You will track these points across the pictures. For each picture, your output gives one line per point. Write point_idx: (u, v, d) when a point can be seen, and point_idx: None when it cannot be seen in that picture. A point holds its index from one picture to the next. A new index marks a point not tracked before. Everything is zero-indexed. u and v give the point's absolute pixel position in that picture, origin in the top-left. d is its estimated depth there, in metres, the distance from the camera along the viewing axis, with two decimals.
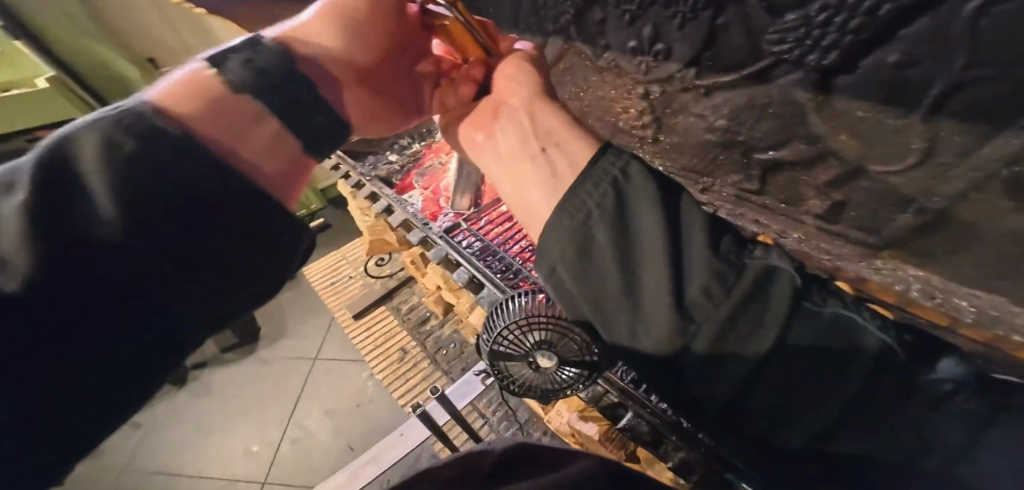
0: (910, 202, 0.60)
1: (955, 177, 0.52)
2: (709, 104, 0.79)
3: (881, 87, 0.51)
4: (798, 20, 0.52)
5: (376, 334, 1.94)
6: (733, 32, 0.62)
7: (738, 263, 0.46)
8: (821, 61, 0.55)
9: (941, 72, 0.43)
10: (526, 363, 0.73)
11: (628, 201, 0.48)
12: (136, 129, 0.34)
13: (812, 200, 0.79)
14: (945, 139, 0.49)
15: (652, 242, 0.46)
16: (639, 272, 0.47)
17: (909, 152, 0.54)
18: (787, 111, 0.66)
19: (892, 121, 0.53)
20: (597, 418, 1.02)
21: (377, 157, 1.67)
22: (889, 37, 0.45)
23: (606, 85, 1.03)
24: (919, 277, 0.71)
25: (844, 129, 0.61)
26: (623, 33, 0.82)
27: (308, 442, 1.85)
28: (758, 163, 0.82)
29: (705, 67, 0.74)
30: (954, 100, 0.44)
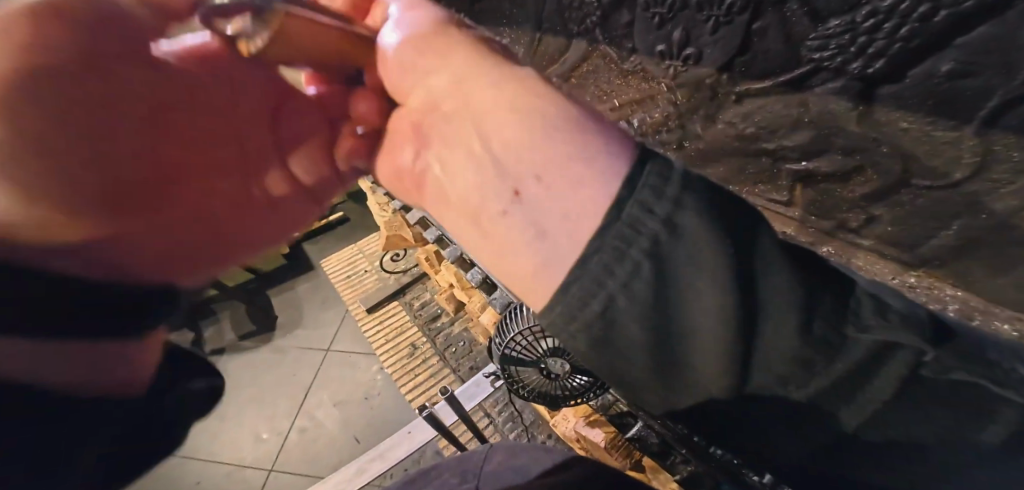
0: (954, 218, 0.64)
1: (1005, 195, 0.56)
2: (740, 112, 0.84)
3: (927, 100, 0.57)
4: (841, 29, 0.59)
5: (387, 328, 1.95)
6: (770, 37, 0.69)
7: (841, 340, 0.24)
8: (865, 68, 0.61)
9: (999, 83, 0.47)
10: (537, 368, 0.79)
11: (668, 265, 0.23)
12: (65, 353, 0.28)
13: (845, 213, 0.83)
14: (999, 152, 0.53)
15: (697, 301, 0.23)
16: (684, 354, 0.25)
17: (958, 166, 0.59)
18: (825, 120, 0.72)
19: (939, 132, 0.58)
20: (604, 427, 0.96)
21: None
22: (943, 45, 0.50)
23: (630, 89, 1.04)
24: (958, 298, 0.70)
25: (886, 140, 0.67)
26: (652, 37, 0.88)
27: (316, 432, 1.88)
28: (787, 174, 0.86)
29: (738, 75, 0.79)
30: (1008, 114, 0.49)
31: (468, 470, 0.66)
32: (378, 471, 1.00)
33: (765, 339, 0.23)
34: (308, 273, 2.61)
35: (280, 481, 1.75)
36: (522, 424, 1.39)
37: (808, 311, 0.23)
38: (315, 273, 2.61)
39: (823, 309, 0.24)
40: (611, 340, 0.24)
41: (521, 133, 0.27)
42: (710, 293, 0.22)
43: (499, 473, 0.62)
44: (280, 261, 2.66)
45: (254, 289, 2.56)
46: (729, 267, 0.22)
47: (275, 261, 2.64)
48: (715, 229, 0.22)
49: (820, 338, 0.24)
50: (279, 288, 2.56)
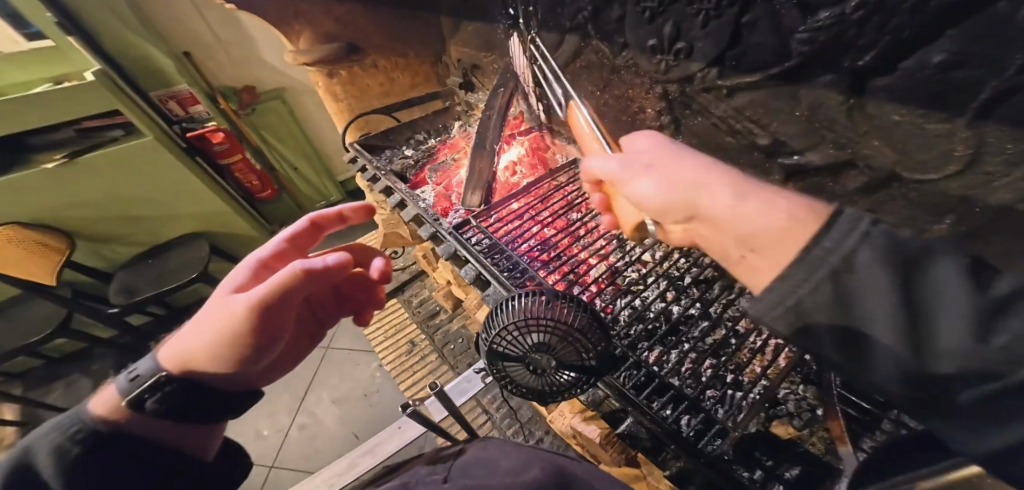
0: (950, 211, 0.64)
1: (1001, 188, 0.56)
2: (732, 106, 0.87)
3: (919, 92, 0.57)
4: (831, 21, 0.61)
5: (385, 325, 1.93)
6: (761, 30, 0.71)
7: None
8: (855, 61, 0.62)
9: (991, 76, 0.48)
10: (524, 365, 0.67)
11: (846, 281, 0.28)
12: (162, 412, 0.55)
13: (840, 208, 0.81)
14: (993, 144, 0.53)
15: (863, 301, 0.28)
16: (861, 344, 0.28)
17: (950, 160, 0.59)
18: (816, 112, 0.72)
19: (931, 125, 0.58)
20: (600, 421, 0.96)
21: (393, 152, 1.72)
22: (930, 39, 0.52)
23: (623, 83, 1.12)
24: None
25: (876, 133, 0.66)
26: (644, 31, 0.93)
27: (315, 429, 1.87)
28: (779, 167, 0.86)
29: (727, 69, 0.82)
30: (1003, 106, 0.49)
31: (440, 463, 0.59)
32: (360, 467, 0.95)
33: (938, 340, 0.25)
34: None
35: (280, 478, 1.75)
36: (519, 421, 1.39)
37: (1008, 315, 0.22)
38: None
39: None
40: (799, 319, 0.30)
41: (738, 188, 0.39)
42: (890, 294, 0.26)
43: (472, 465, 0.56)
44: None
45: None
46: (903, 280, 0.26)
47: None
48: (893, 250, 0.26)
49: (1010, 351, 0.22)
50: None
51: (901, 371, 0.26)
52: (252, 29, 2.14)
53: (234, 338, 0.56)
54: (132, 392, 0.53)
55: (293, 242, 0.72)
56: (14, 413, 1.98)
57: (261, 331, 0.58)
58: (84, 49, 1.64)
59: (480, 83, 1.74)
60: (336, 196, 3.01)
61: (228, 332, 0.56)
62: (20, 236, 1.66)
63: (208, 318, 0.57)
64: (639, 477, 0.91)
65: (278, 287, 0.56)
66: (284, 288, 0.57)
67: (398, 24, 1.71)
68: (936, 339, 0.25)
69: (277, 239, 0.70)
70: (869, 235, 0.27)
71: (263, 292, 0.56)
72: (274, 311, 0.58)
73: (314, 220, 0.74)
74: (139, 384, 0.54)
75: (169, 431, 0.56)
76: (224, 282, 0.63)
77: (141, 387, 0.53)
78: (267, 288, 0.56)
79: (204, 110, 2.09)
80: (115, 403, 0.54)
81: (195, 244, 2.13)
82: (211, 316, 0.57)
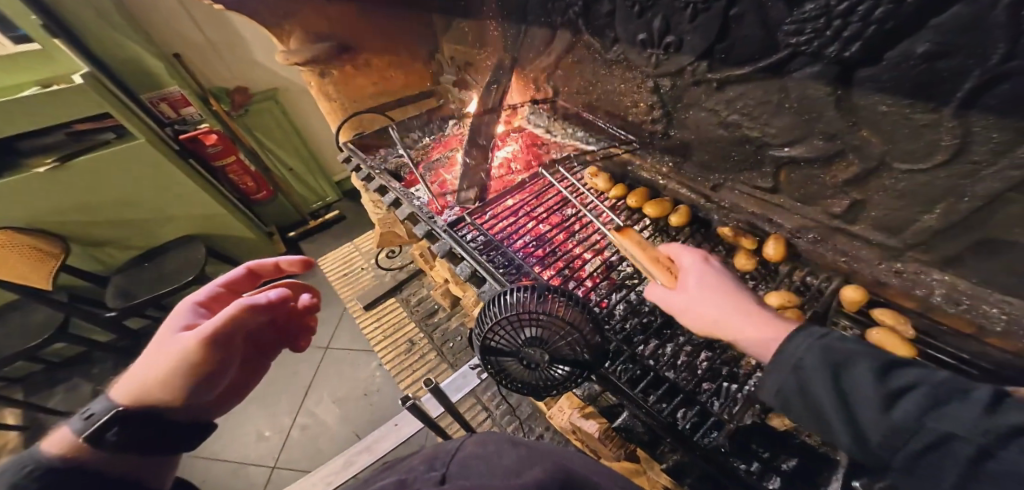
0: (938, 201, 0.64)
1: (988, 177, 0.56)
2: (723, 99, 0.87)
3: (905, 83, 0.58)
4: (817, 13, 0.61)
5: (384, 324, 1.94)
6: (748, 23, 0.72)
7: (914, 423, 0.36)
8: (841, 52, 0.62)
9: (976, 64, 0.49)
10: (517, 359, 0.68)
11: (805, 380, 0.44)
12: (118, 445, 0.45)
13: (831, 199, 0.82)
14: (979, 133, 0.54)
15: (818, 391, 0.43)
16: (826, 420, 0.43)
17: (937, 149, 0.60)
18: (806, 104, 0.73)
19: (918, 115, 0.59)
20: (599, 416, 0.96)
21: (388, 152, 1.71)
22: (912, 31, 0.53)
23: (615, 78, 1.12)
24: (946, 282, 0.73)
25: (864, 125, 0.67)
26: (633, 25, 0.94)
27: (317, 429, 1.87)
28: (770, 159, 0.87)
29: (718, 61, 0.83)
30: (990, 93, 0.50)
31: (438, 458, 0.58)
32: (358, 464, 0.96)
33: (864, 417, 0.39)
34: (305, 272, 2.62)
35: (283, 479, 1.73)
36: (519, 418, 1.38)
37: (894, 400, 0.38)
38: (314, 272, 2.63)
39: (913, 401, 0.37)
40: (789, 408, 0.46)
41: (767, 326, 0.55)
42: (833, 384, 0.42)
43: (471, 461, 0.54)
44: None
45: None
46: (837, 377, 0.42)
47: None
48: (826, 357, 0.43)
49: (901, 423, 0.36)
50: None
51: (858, 440, 0.40)
52: (247, 34, 2.15)
53: (189, 372, 0.51)
54: (87, 431, 0.44)
55: (234, 284, 0.66)
56: (15, 418, 1.97)
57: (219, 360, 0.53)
58: (72, 51, 1.64)
59: (474, 80, 1.78)
60: (333, 197, 3.02)
61: (183, 366, 0.50)
62: (11, 240, 1.63)
63: (157, 355, 0.52)
64: (639, 473, 0.93)
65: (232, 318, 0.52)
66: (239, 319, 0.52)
67: (389, 24, 1.72)
68: (867, 417, 0.39)
69: (213, 282, 0.65)
70: (823, 342, 0.45)
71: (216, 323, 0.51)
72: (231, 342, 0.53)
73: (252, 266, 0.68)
74: (94, 422, 0.44)
75: (139, 468, 0.46)
76: (165, 323, 0.56)
77: (98, 424, 0.44)
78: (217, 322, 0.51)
79: (196, 112, 2.09)
80: (68, 444, 0.44)
81: (191, 246, 2.12)
82: (159, 354, 0.51)
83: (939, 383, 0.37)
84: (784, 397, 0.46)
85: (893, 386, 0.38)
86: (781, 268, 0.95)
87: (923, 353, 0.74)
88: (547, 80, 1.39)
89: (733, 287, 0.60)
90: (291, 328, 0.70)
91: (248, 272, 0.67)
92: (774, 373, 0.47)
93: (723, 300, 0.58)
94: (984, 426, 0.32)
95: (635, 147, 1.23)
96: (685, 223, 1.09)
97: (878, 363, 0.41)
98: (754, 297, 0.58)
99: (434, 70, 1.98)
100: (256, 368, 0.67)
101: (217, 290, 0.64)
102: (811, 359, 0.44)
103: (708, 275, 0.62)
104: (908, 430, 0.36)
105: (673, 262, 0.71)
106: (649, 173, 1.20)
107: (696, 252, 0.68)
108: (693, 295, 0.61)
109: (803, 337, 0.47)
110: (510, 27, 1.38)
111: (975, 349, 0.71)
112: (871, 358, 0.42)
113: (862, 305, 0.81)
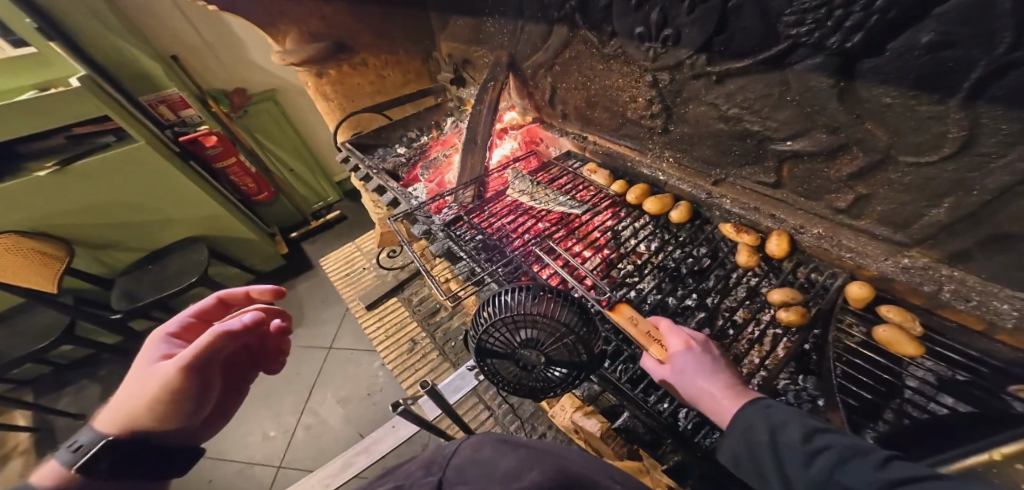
0: (946, 195, 0.63)
1: (997, 171, 0.55)
2: (723, 92, 0.86)
3: (909, 74, 0.57)
4: (817, 3, 0.60)
5: (386, 323, 1.94)
6: (747, 16, 0.71)
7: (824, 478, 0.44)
8: (843, 43, 0.61)
9: (982, 53, 0.48)
10: (513, 361, 0.67)
11: (750, 440, 0.53)
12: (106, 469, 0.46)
13: (834, 194, 0.81)
14: (987, 125, 0.53)
15: (758, 451, 0.52)
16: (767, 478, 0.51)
17: (945, 142, 0.58)
18: (808, 97, 0.71)
19: (922, 107, 0.58)
20: (601, 417, 0.95)
21: (386, 150, 1.73)
22: (917, 19, 0.52)
23: (613, 74, 1.10)
24: (954, 278, 0.71)
25: (868, 117, 0.66)
26: (632, 19, 0.93)
27: (321, 429, 1.88)
28: (773, 154, 0.85)
29: (717, 54, 0.81)
30: (998, 84, 0.49)
31: (435, 462, 0.57)
32: (356, 466, 0.95)
33: (793, 475, 0.48)
34: (307, 273, 2.63)
35: (288, 478, 1.74)
36: (520, 418, 1.36)
37: (812, 459, 0.46)
38: (315, 272, 2.64)
39: (825, 460, 0.45)
40: (743, 468, 0.55)
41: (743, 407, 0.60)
42: (770, 440, 0.51)
43: (467, 464, 0.54)
44: (279, 262, 2.62)
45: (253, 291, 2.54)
46: (772, 437, 0.51)
47: (274, 262, 2.59)
48: (769, 421, 0.52)
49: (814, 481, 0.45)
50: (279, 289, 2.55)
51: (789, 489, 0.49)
52: (241, 33, 2.15)
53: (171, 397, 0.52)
54: (76, 463, 0.45)
55: (203, 314, 0.66)
56: (25, 420, 1.99)
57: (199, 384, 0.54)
58: (66, 53, 1.64)
59: (472, 78, 1.77)
60: (333, 197, 3.05)
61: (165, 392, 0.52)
62: (15, 243, 1.64)
63: (138, 384, 0.53)
64: (643, 471, 0.86)
65: (205, 344, 0.53)
66: (213, 344, 0.54)
67: (386, 23, 1.72)
68: (794, 473, 0.48)
69: (183, 311, 0.64)
70: (770, 411, 0.54)
71: (191, 350, 0.52)
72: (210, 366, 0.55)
73: (222, 296, 0.68)
74: (81, 454, 0.45)
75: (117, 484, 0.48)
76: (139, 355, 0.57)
77: (88, 455, 0.45)
78: (192, 350, 0.53)
79: (195, 114, 2.10)
80: (57, 478, 0.44)
81: (193, 248, 2.13)
82: (141, 384, 0.53)
83: (849, 445, 0.45)
84: (737, 454, 0.55)
85: (812, 446, 0.47)
86: (785, 264, 0.92)
87: (932, 350, 0.73)
88: (544, 77, 1.38)
89: (718, 371, 0.63)
90: (267, 348, 0.70)
91: (218, 301, 0.66)
92: (731, 434, 0.56)
93: (711, 389, 0.61)
94: (874, 479, 0.40)
95: (634, 142, 1.21)
96: (686, 220, 1.07)
97: (806, 426, 0.50)
98: (738, 382, 0.62)
99: (432, 69, 1.98)
100: (236, 390, 0.67)
101: (188, 321, 0.64)
102: (756, 422, 0.53)
103: (696, 360, 0.64)
104: (820, 484, 0.44)
105: (665, 335, 0.71)
106: (649, 169, 1.19)
107: (680, 332, 0.70)
108: (682, 378, 0.64)
109: (755, 407, 0.55)
110: (507, 24, 1.37)
111: (982, 345, 0.69)
112: (801, 423, 0.50)
113: (868, 302, 0.79)
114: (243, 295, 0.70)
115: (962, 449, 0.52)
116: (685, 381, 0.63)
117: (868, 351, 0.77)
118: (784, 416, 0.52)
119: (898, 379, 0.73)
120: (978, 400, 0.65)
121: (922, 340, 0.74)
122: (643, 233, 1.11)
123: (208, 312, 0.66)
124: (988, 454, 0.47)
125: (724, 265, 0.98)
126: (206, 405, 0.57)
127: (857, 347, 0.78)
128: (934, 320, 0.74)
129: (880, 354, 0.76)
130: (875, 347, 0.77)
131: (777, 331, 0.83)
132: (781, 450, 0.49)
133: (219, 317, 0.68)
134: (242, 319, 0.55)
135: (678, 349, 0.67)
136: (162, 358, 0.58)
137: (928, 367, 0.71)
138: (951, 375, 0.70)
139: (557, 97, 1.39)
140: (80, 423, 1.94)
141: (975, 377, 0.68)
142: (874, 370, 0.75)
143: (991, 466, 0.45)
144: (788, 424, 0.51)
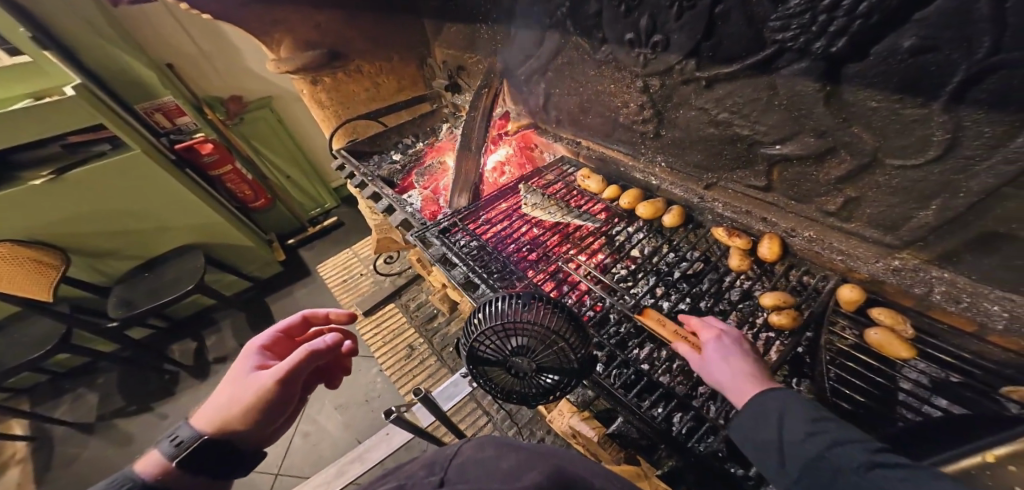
0: (934, 197, 0.63)
1: (981, 173, 0.55)
2: (712, 97, 0.87)
3: (893, 77, 0.57)
4: (802, 8, 0.61)
5: (383, 330, 1.90)
6: (733, 21, 0.72)
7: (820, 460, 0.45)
8: (828, 48, 0.62)
9: (962, 57, 0.49)
10: (504, 368, 0.67)
11: (753, 415, 0.54)
12: (191, 463, 0.48)
13: (824, 196, 0.81)
14: (970, 127, 0.53)
15: (761, 429, 0.53)
16: (764, 456, 0.52)
17: (930, 145, 0.59)
18: (798, 103, 0.72)
19: (905, 111, 0.59)
20: (598, 422, 0.92)
21: (382, 157, 1.75)
22: (900, 24, 0.53)
23: (604, 79, 1.11)
24: (945, 280, 0.70)
25: (855, 121, 0.66)
26: (621, 25, 0.95)
27: (319, 436, 1.86)
28: (762, 157, 0.85)
29: (706, 59, 0.82)
30: (978, 88, 0.50)
31: (436, 462, 0.56)
32: (349, 474, 0.94)
33: (791, 453, 0.48)
34: (306, 278, 2.63)
35: (286, 486, 1.72)
36: (519, 423, 1.35)
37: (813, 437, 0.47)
38: (313, 278, 2.63)
39: (824, 441, 0.46)
40: (749, 446, 0.55)
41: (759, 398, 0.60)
42: (778, 425, 0.51)
43: (470, 462, 0.53)
44: (277, 268, 2.62)
45: (251, 298, 2.52)
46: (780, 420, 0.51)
47: (271, 268, 2.59)
48: (780, 403, 0.53)
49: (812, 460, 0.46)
50: (276, 295, 2.53)
51: (784, 469, 0.49)
52: (236, 39, 2.18)
53: (259, 407, 0.54)
54: (177, 456, 0.48)
55: (291, 329, 0.68)
56: (21, 429, 1.98)
57: (286, 398, 0.56)
58: (62, 63, 1.64)
59: (466, 84, 1.79)
60: (330, 203, 3.08)
61: (255, 402, 0.54)
62: (10, 252, 1.64)
63: (234, 390, 0.55)
64: (641, 476, 0.82)
65: (296, 361, 0.55)
66: (303, 361, 0.56)
67: (380, 31, 1.74)
68: (791, 450, 0.49)
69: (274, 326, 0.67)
70: (787, 396, 0.54)
71: (285, 365, 0.55)
72: (296, 383, 0.56)
73: (308, 313, 0.70)
74: (181, 449, 0.48)
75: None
76: (236, 363, 0.60)
77: (187, 451, 0.48)
78: (287, 365, 0.55)
79: (191, 122, 2.12)
80: (157, 467, 0.48)
81: (190, 256, 2.13)
82: (239, 391, 0.55)
83: (849, 435, 0.46)
84: (744, 432, 0.55)
85: (816, 428, 0.48)
86: (777, 267, 0.93)
87: (923, 352, 0.73)
88: (537, 82, 1.38)
89: (752, 363, 0.61)
90: (336, 369, 0.70)
91: (304, 319, 0.69)
92: (745, 415, 0.56)
93: (739, 377, 0.60)
94: (864, 463, 0.42)
95: (628, 147, 1.21)
96: (678, 224, 1.07)
97: (815, 413, 0.50)
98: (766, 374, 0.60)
99: (426, 74, 1.99)
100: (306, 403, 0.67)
101: (277, 335, 0.66)
102: (769, 404, 0.54)
103: (726, 349, 0.64)
104: (814, 461, 0.46)
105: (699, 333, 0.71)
106: (642, 173, 1.19)
107: (713, 325, 0.70)
108: (714, 366, 0.63)
109: (775, 392, 0.55)
110: (499, 30, 1.38)
111: (974, 347, 0.69)
112: (811, 408, 0.51)
113: (859, 305, 0.79)
114: (323, 317, 0.72)
115: (955, 451, 0.51)
116: (715, 368, 0.63)
117: (863, 354, 0.76)
118: (787, 400, 0.53)
119: (892, 383, 0.72)
120: (971, 401, 0.64)
121: (914, 341, 0.74)
122: (637, 238, 1.11)
123: (294, 328, 0.68)
124: (980, 456, 0.46)
125: (717, 269, 0.98)
126: (283, 418, 0.57)
127: (850, 350, 0.77)
128: (925, 322, 0.75)
129: (873, 357, 0.75)
130: (867, 350, 0.76)
131: (770, 335, 0.84)
132: (786, 428, 0.50)
133: (301, 334, 0.70)
134: (325, 340, 0.58)
135: (710, 341, 0.67)
136: (254, 367, 0.59)
137: (921, 369, 0.71)
138: (944, 376, 0.69)
139: (550, 102, 1.39)
140: (76, 433, 1.92)
141: (967, 379, 0.68)
142: (867, 373, 0.74)
143: (986, 468, 0.45)
144: (795, 407, 0.52)
